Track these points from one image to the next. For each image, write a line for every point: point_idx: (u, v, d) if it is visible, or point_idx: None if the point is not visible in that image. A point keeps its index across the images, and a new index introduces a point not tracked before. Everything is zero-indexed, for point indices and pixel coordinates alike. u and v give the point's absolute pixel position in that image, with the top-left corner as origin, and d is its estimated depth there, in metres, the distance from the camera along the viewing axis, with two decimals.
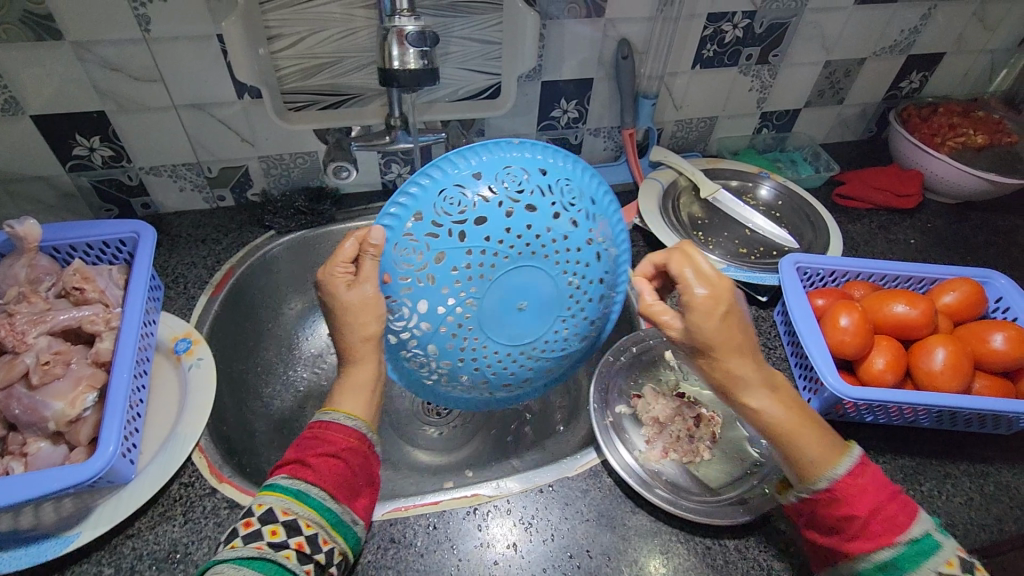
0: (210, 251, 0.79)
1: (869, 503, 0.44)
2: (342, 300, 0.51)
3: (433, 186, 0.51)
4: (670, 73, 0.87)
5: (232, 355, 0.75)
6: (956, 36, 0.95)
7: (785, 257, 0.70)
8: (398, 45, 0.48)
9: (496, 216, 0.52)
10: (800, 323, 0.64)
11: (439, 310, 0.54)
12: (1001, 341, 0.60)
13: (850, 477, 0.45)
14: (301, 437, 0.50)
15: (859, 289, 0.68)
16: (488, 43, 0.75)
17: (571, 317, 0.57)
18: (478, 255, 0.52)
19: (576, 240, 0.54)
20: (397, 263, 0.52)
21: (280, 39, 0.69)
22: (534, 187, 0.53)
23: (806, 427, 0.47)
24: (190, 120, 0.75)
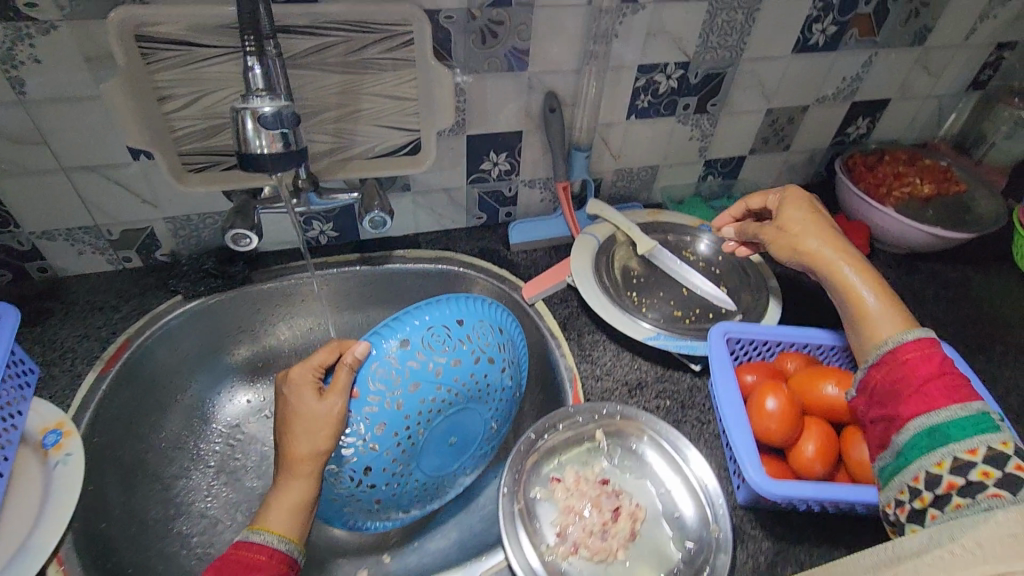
0: (107, 321, 0.74)
1: (933, 377, 0.46)
2: (302, 407, 0.57)
3: (424, 321, 0.64)
4: (604, 124, 0.84)
5: (124, 437, 0.70)
6: (901, 82, 0.92)
7: (715, 327, 0.66)
8: (253, 128, 0.43)
9: (467, 361, 0.65)
10: (724, 403, 0.60)
11: (392, 433, 0.61)
12: None
13: (915, 342, 0.48)
14: (225, 560, 0.50)
15: (793, 361, 0.65)
16: (403, 99, 0.71)
17: (481, 453, 0.71)
18: (444, 392, 0.64)
19: (508, 392, 0.69)
20: (373, 382, 0.60)
21: (172, 100, 0.64)
22: (495, 343, 0.67)
23: (889, 304, 0.53)
24: (82, 183, 0.69)
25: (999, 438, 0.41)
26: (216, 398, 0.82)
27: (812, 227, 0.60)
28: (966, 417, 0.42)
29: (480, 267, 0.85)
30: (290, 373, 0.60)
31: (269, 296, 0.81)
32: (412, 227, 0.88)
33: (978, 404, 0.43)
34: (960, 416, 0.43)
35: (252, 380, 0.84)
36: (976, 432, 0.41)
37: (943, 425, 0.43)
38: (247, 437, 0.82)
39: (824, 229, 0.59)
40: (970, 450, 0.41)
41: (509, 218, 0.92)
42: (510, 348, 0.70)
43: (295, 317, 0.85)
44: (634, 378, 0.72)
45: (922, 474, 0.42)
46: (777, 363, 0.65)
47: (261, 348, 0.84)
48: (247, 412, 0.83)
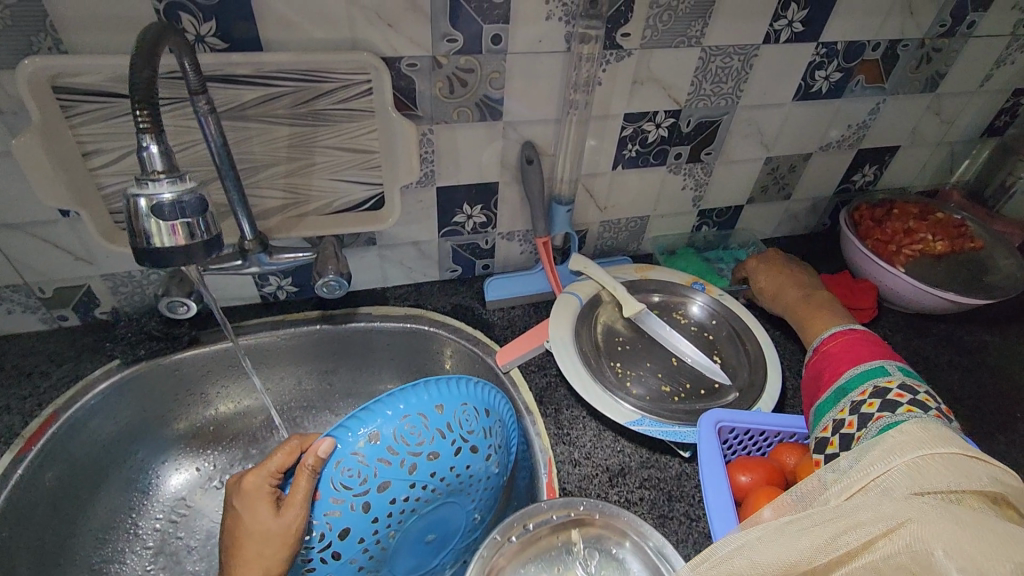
0: (33, 390, 0.66)
1: (848, 350, 0.60)
2: (255, 524, 0.49)
3: (399, 409, 0.55)
4: (588, 174, 0.77)
5: (46, 524, 0.62)
6: (910, 130, 0.86)
7: (705, 414, 0.59)
8: (148, 217, 0.37)
9: (447, 454, 0.56)
10: (715, 513, 0.52)
11: (358, 540, 0.53)
12: None
13: (831, 336, 0.63)
14: None
15: (791, 455, 0.58)
16: (364, 151, 0.65)
17: (460, 545, 0.64)
18: (419, 490, 0.55)
19: (493, 481, 0.61)
20: (336, 482, 0.52)
21: (100, 154, 0.58)
22: (479, 429, 0.58)
23: (820, 309, 0.70)
24: (6, 240, 0.63)
25: (884, 379, 0.54)
26: (160, 470, 0.74)
27: (774, 271, 0.78)
28: (861, 374, 0.56)
29: (452, 327, 0.78)
30: (244, 482, 0.52)
31: (218, 358, 0.74)
32: (380, 281, 0.81)
33: (870, 363, 0.57)
34: (858, 373, 0.56)
35: (197, 451, 0.77)
36: (866, 380, 0.55)
37: (848, 380, 0.57)
38: (194, 511, 0.74)
39: (782, 275, 0.77)
40: (862, 392, 0.54)
41: (486, 271, 0.85)
42: (498, 431, 0.61)
43: (248, 381, 0.77)
44: (616, 464, 0.64)
45: (830, 423, 0.55)
46: (774, 457, 0.58)
47: (211, 414, 0.77)
48: (194, 483, 0.76)
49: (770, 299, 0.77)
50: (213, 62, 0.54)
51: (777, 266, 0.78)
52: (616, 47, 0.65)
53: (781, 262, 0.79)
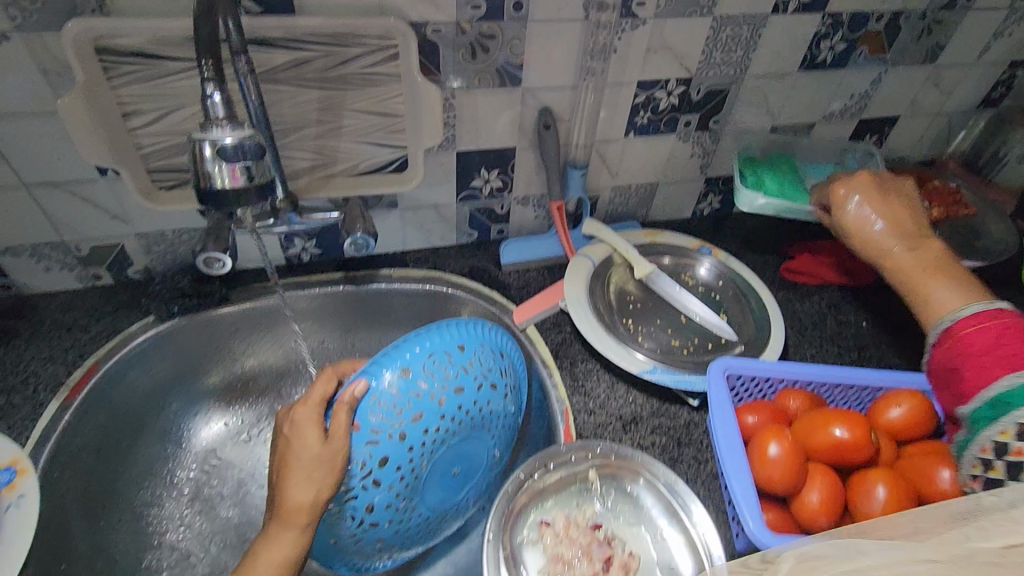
0: (75, 342, 0.70)
1: (994, 345, 0.48)
2: (305, 449, 0.52)
3: (425, 346, 0.59)
4: (602, 141, 0.80)
5: (90, 467, 0.66)
6: (910, 100, 0.89)
7: (714, 363, 0.62)
8: (212, 160, 0.40)
9: (471, 389, 0.60)
10: (725, 450, 0.56)
11: (395, 468, 0.57)
12: (947, 479, 0.52)
13: (972, 317, 0.51)
14: None
15: (796, 398, 0.61)
16: (389, 115, 0.68)
17: (480, 482, 0.68)
18: (448, 422, 0.59)
19: (510, 417, 0.65)
20: (374, 415, 0.55)
21: (139, 115, 0.60)
22: (498, 367, 0.63)
23: (938, 275, 0.57)
24: (47, 198, 0.66)
25: None
26: (191, 423, 0.78)
27: (867, 207, 0.62)
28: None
29: (469, 288, 0.81)
30: (294, 411, 0.55)
31: (247, 316, 0.77)
32: (400, 244, 0.85)
33: None
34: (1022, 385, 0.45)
35: (228, 403, 0.80)
36: (1011, 410, 0.45)
37: (1003, 394, 0.46)
38: (224, 462, 0.78)
39: (884, 213, 0.62)
40: None
41: (501, 235, 0.88)
42: (512, 371, 0.65)
43: (276, 338, 0.81)
44: (628, 412, 0.68)
45: (988, 444, 0.47)
46: (779, 401, 0.62)
47: (239, 370, 0.80)
48: (223, 436, 0.79)
49: (857, 245, 0.63)
50: (248, 25, 0.57)
51: (875, 199, 0.63)
52: (631, 16, 0.67)
53: (886, 197, 0.63)
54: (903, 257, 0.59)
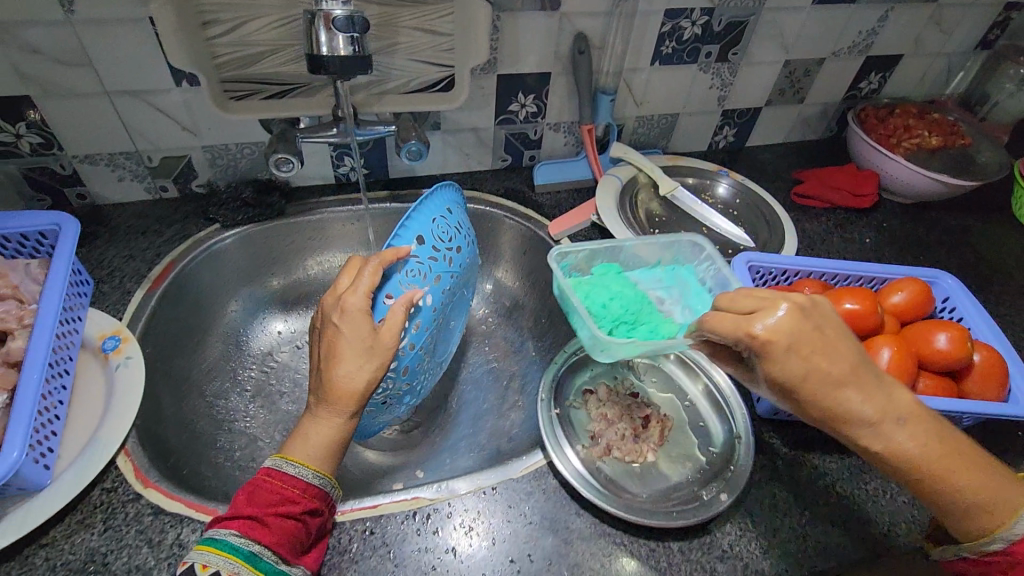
0: (151, 244, 0.76)
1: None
2: (358, 338, 0.52)
3: (427, 215, 0.65)
4: (630, 69, 0.86)
5: (171, 352, 0.72)
6: (913, 39, 0.96)
7: (738, 256, 0.70)
8: (325, 31, 0.47)
9: (462, 249, 0.69)
10: None
11: (423, 330, 0.63)
12: (944, 340, 0.60)
13: None
14: (251, 488, 0.49)
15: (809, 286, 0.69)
16: (439, 34, 0.73)
17: (456, 338, 0.77)
18: (453, 280, 0.67)
19: (474, 274, 0.75)
20: (404, 283, 0.60)
21: (217, 24, 0.65)
22: (468, 229, 0.72)
23: (932, 447, 0.44)
24: (125, 107, 0.71)
25: None
26: (250, 326, 0.84)
27: (826, 364, 0.44)
28: None
29: (505, 207, 0.88)
30: (343, 300, 0.54)
31: (305, 227, 0.84)
32: (441, 167, 0.91)
33: None
34: None
35: (286, 310, 0.87)
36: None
37: None
38: (282, 363, 0.84)
39: (847, 366, 0.44)
40: None
41: (534, 161, 0.94)
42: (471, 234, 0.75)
43: (327, 250, 0.88)
44: None
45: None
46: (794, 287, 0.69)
47: (295, 279, 0.88)
48: (278, 341, 0.86)
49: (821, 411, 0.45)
50: None
51: (817, 348, 0.43)
52: None
53: (825, 334, 0.44)
54: (901, 441, 0.44)
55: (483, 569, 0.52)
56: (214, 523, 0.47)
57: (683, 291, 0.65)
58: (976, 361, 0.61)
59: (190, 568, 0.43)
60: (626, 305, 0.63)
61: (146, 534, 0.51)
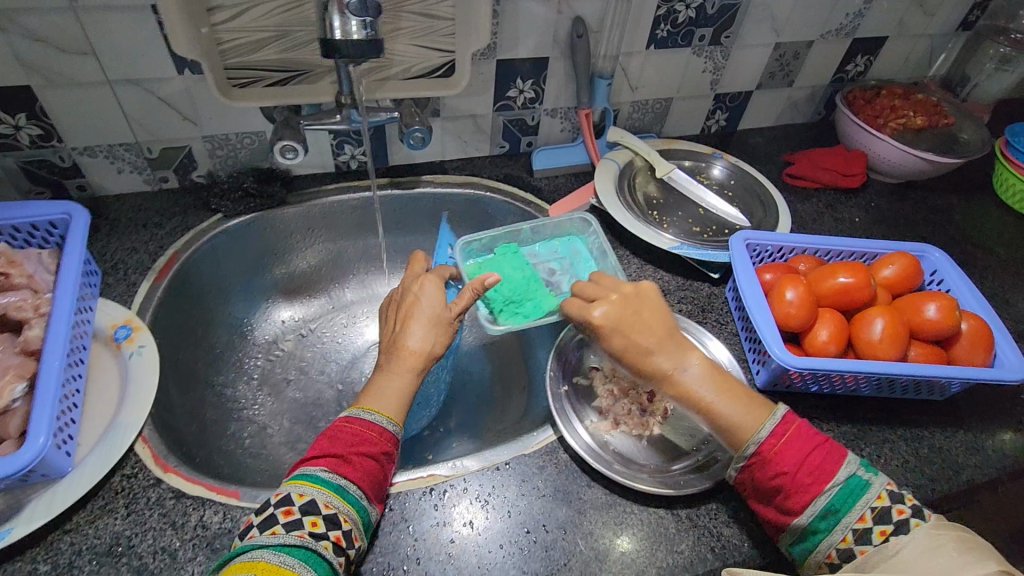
0: (152, 236, 0.76)
1: (805, 457, 0.50)
2: (431, 309, 0.63)
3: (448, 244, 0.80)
4: (626, 53, 0.88)
5: (179, 343, 0.73)
6: (897, 22, 0.98)
7: (736, 234, 0.72)
8: (338, 16, 0.47)
9: None
10: (748, 297, 0.66)
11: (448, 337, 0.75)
12: (933, 310, 0.63)
13: (773, 436, 0.51)
14: (332, 430, 0.54)
15: (804, 262, 0.72)
16: (439, 19, 0.73)
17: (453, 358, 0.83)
18: None
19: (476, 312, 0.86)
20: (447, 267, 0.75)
21: (221, 10, 0.65)
22: None
23: (720, 392, 0.54)
24: (126, 96, 0.70)
25: (873, 493, 0.48)
26: (255, 316, 0.85)
27: (632, 330, 0.56)
28: (842, 490, 0.48)
29: (504, 192, 0.89)
30: (422, 279, 0.66)
31: (305, 217, 0.84)
32: (439, 155, 0.92)
33: (844, 472, 0.49)
34: (836, 491, 0.48)
35: (290, 299, 0.89)
36: (858, 498, 0.48)
37: (830, 502, 0.48)
38: (287, 351, 0.86)
39: (654, 337, 0.56)
40: (860, 518, 0.47)
41: (531, 148, 0.96)
42: None
43: (328, 240, 0.88)
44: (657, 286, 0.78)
45: (833, 551, 0.48)
46: (790, 264, 0.72)
47: (297, 268, 0.88)
48: (283, 330, 0.87)
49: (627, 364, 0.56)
50: None
51: (635, 327, 0.56)
52: None
53: (641, 311, 0.57)
54: (686, 385, 0.54)
55: (499, 541, 0.54)
56: (305, 461, 0.52)
57: (574, 260, 0.76)
58: (962, 330, 0.64)
59: (287, 498, 0.48)
60: (515, 288, 0.70)
61: (169, 517, 0.52)
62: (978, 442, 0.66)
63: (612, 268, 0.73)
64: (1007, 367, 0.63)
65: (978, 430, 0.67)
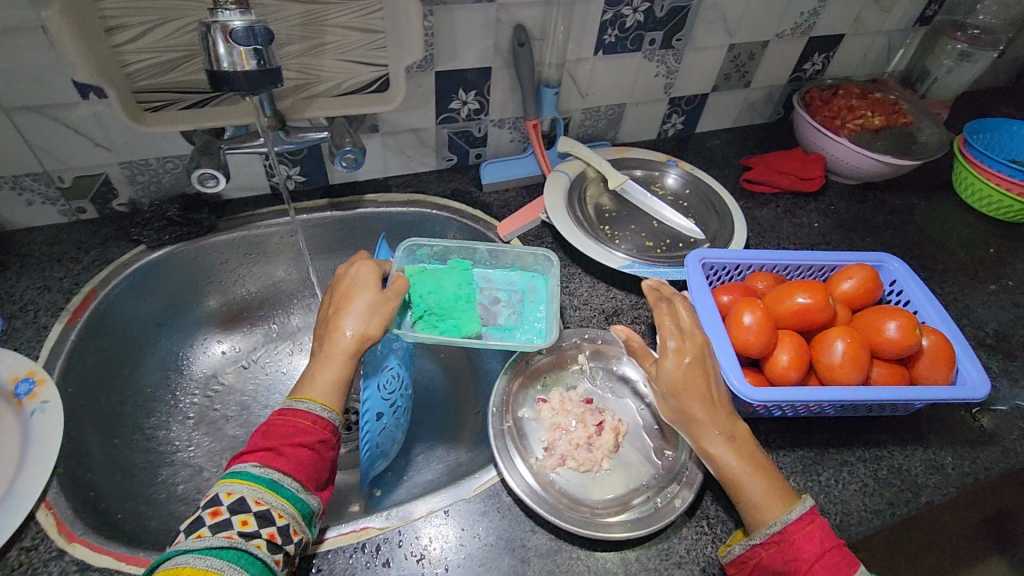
0: (68, 272, 0.71)
1: (823, 551, 0.48)
2: (367, 298, 0.56)
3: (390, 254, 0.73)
4: (573, 60, 0.84)
5: (99, 388, 0.68)
6: (853, 19, 0.96)
7: (691, 254, 0.69)
8: (224, 43, 0.49)
9: None
10: (705, 323, 0.62)
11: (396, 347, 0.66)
12: (893, 329, 0.60)
13: (800, 522, 0.49)
14: (266, 426, 0.50)
15: (762, 280, 0.69)
16: (369, 31, 0.68)
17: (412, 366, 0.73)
18: None
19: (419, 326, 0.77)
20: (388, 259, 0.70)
21: (122, 30, 0.59)
22: None
23: (752, 468, 0.51)
24: (26, 124, 0.65)
25: None
26: (189, 350, 0.80)
27: (698, 373, 0.53)
28: None
29: (450, 209, 0.85)
30: (356, 267, 0.59)
31: (238, 243, 0.79)
32: (382, 171, 0.87)
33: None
34: None
35: (227, 329, 0.83)
36: None
37: None
38: (227, 386, 0.80)
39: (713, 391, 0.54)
40: None
41: (480, 159, 0.92)
42: None
43: (267, 264, 0.84)
44: (610, 306, 0.74)
45: None
46: (747, 283, 0.69)
47: (235, 296, 0.84)
48: (223, 362, 0.81)
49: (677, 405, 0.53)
50: None
51: (697, 374, 0.53)
52: None
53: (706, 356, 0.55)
54: (723, 451, 0.52)
55: None
56: (236, 459, 0.48)
57: (526, 298, 0.71)
58: (923, 348, 0.62)
59: (215, 498, 0.45)
60: (441, 301, 0.65)
61: None
62: (937, 460, 0.64)
63: (556, 313, 0.67)
64: (968, 383, 0.61)
65: (937, 446, 0.65)
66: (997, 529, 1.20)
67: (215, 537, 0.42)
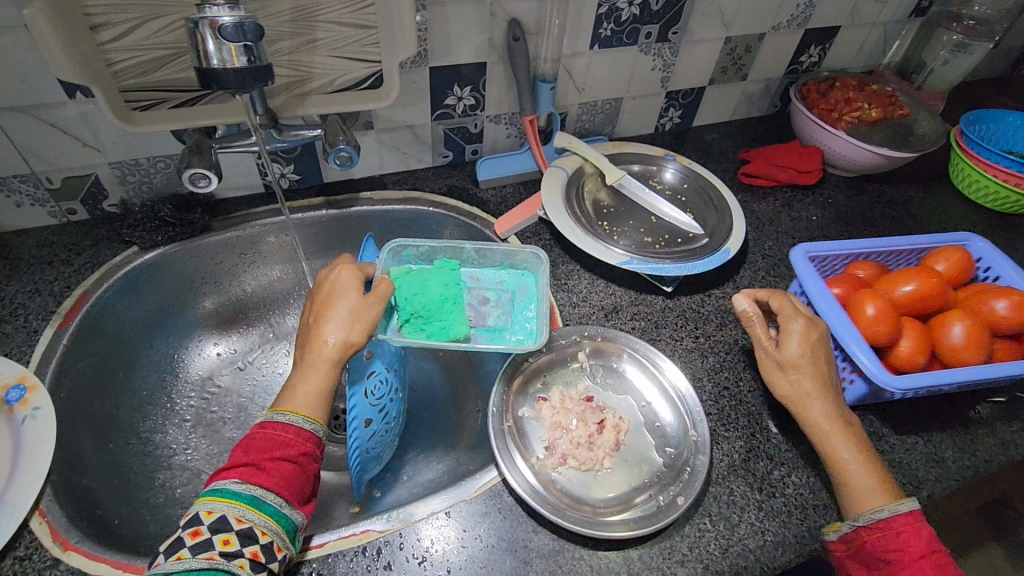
0: (59, 275, 0.70)
1: (928, 550, 0.51)
2: (349, 304, 0.55)
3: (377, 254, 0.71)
4: (569, 54, 0.83)
5: (93, 392, 0.67)
6: (850, 10, 0.95)
7: (795, 248, 0.69)
8: (212, 40, 0.48)
9: None
10: (828, 314, 0.63)
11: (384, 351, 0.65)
12: (1004, 307, 0.63)
13: (907, 516, 0.51)
14: (247, 440, 0.49)
15: (862, 268, 0.70)
16: (362, 27, 0.67)
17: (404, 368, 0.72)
18: None
19: None
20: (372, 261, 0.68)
21: (108, 28, 0.58)
22: None
23: (859, 454, 0.55)
24: (13, 125, 0.64)
25: None
26: (183, 353, 0.79)
27: (820, 351, 0.59)
28: None
29: (447, 206, 0.84)
30: (337, 273, 0.58)
31: (233, 243, 0.78)
32: (377, 168, 0.86)
33: None
34: None
35: (222, 331, 0.82)
36: None
37: None
38: (222, 388, 0.79)
39: (830, 391, 0.58)
40: None
41: (476, 156, 0.91)
42: None
43: (261, 264, 0.83)
44: (610, 302, 0.74)
45: None
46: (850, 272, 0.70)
47: (229, 297, 0.82)
48: (217, 363, 0.80)
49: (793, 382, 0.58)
50: None
51: (817, 355, 0.58)
52: None
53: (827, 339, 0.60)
54: (837, 434, 0.56)
55: None
56: (216, 474, 0.47)
57: (516, 298, 0.70)
58: None
59: (194, 518, 0.44)
60: (427, 304, 0.63)
61: None
62: (939, 453, 0.64)
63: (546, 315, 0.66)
64: None
65: (939, 439, 0.65)
66: (995, 517, 1.21)
67: (197, 559, 0.41)
